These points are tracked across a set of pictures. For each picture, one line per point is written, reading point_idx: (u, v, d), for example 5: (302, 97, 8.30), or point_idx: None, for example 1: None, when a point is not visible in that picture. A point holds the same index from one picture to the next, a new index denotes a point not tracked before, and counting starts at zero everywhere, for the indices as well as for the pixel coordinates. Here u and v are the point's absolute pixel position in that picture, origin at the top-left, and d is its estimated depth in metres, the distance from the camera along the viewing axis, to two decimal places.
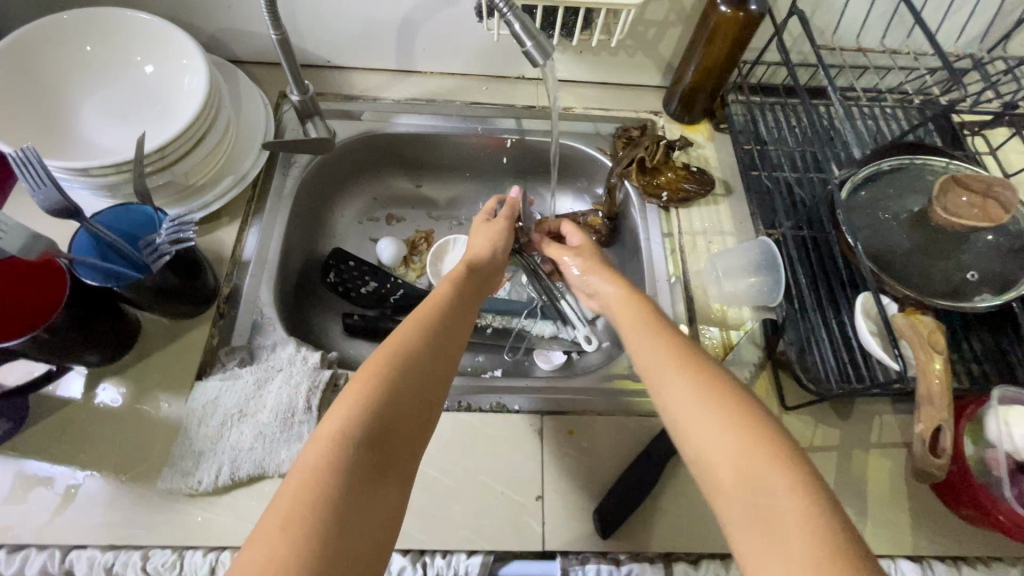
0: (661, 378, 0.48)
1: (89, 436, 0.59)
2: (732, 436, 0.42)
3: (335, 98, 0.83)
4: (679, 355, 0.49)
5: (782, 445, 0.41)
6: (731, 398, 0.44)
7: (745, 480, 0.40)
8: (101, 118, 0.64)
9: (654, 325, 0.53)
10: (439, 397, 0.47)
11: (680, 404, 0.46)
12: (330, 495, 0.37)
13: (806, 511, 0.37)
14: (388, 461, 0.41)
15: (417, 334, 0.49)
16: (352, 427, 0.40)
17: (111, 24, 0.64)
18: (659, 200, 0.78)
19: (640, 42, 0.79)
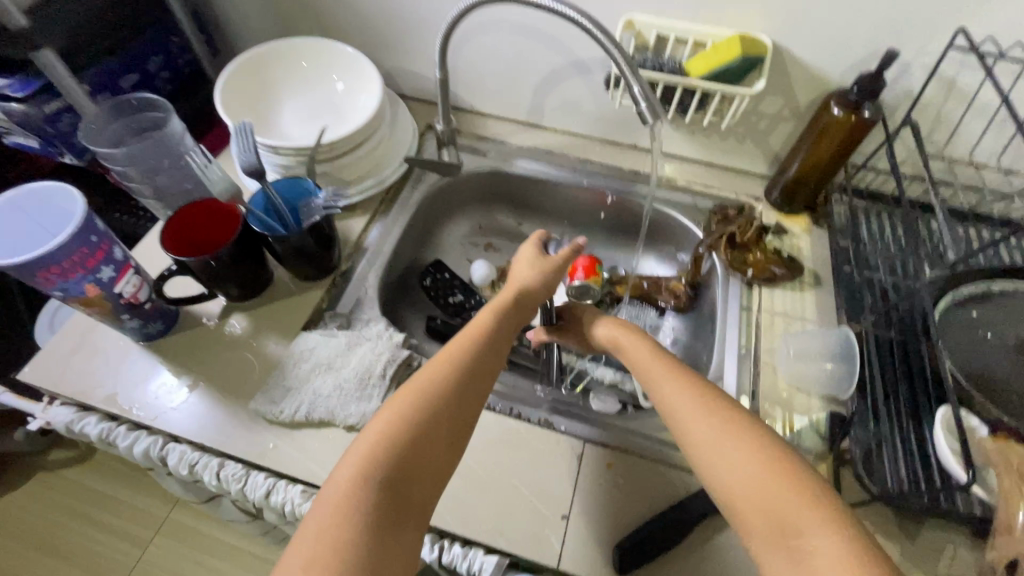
0: (687, 424, 0.50)
1: (211, 354, 0.71)
2: (760, 484, 0.44)
3: (470, 136, 0.97)
4: (699, 402, 0.51)
5: (812, 490, 0.43)
6: (761, 443, 0.46)
7: (778, 528, 0.42)
8: (293, 114, 0.82)
9: (676, 370, 0.55)
10: (459, 438, 0.51)
11: (705, 450, 0.48)
12: (348, 526, 0.42)
13: (836, 550, 0.39)
14: (407, 491, 0.46)
15: (438, 365, 0.54)
16: (369, 465, 0.45)
17: (323, 50, 0.82)
18: (743, 274, 0.80)
19: (751, 131, 0.85)
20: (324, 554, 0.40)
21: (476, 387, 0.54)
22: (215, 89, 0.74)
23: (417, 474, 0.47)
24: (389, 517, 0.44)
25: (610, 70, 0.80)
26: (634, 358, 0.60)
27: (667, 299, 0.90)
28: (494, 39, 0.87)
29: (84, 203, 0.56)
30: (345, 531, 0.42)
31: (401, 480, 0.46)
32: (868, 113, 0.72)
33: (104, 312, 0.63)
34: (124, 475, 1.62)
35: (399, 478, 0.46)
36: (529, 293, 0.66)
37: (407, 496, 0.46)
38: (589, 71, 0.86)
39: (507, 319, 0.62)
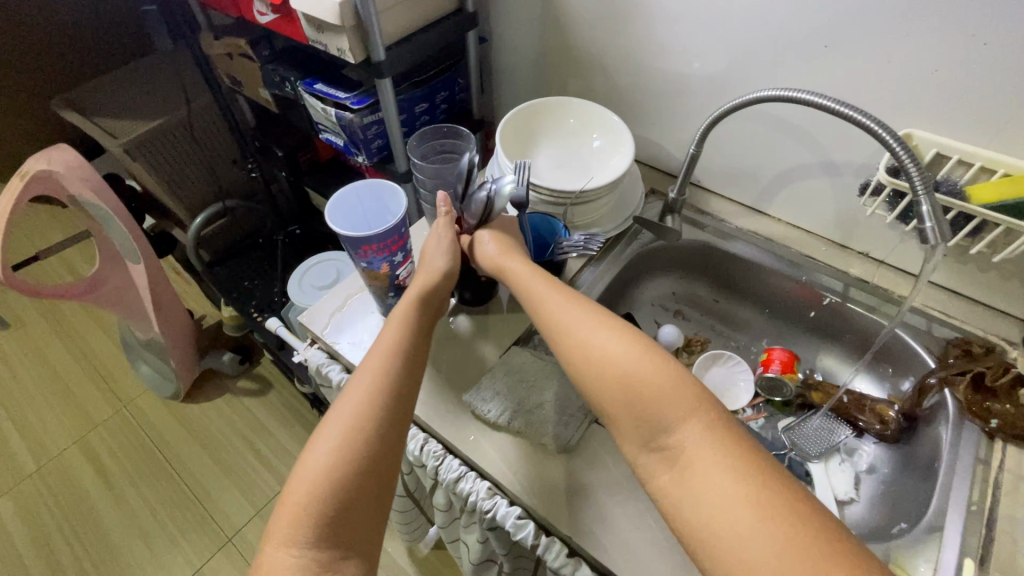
0: (559, 321, 0.59)
1: (439, 344, 0.82)
2: (646, 376, 0.51)
3: (690, 208, 1.02)
4: (581, 313, 0.58)
5: (686, 392, 0.50)
6: (632, 347, 0.54)
7: (649, 429, 0.49)
8: (549, 160, 0.93)
9: (555, 283, 0.64)
10: (373, 413, 0.57)
11: (574, 339, 0.56)
12: (331, 487, 0.53)
13: (699, 437, 0.47)
14: (362, 479, 0.55)
15: (363, 401, 0.58)
16: (331, 445, 0.55)
17: (591, 111, 0.94)
18: (985, 423, 0.71)
19: (1022, 270, 0.77)
20: (332, 511, 0.53)
21: (400, 391, 0.60)
22: (500, 131, 0.89)
23: (369, 457, 0.55)
24: (354, 480, 0.54)
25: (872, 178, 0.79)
26: (516, 276, 0.67)
27: (874, 424, 0.83)
28: (746, 127, 0.91)
29: (405, 203, 0.70)
30: (313, 496, 0.53)
31: (362, 456, 0.55)
32: None
33: (380, 286, 0.77)
34: (286, 419, 1.88)
35: (362, 460, 0.55)
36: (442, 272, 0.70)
37: (369, 473, 0.55)
38: (840, 174, 0.85)
39: (422, 332, 0.66)
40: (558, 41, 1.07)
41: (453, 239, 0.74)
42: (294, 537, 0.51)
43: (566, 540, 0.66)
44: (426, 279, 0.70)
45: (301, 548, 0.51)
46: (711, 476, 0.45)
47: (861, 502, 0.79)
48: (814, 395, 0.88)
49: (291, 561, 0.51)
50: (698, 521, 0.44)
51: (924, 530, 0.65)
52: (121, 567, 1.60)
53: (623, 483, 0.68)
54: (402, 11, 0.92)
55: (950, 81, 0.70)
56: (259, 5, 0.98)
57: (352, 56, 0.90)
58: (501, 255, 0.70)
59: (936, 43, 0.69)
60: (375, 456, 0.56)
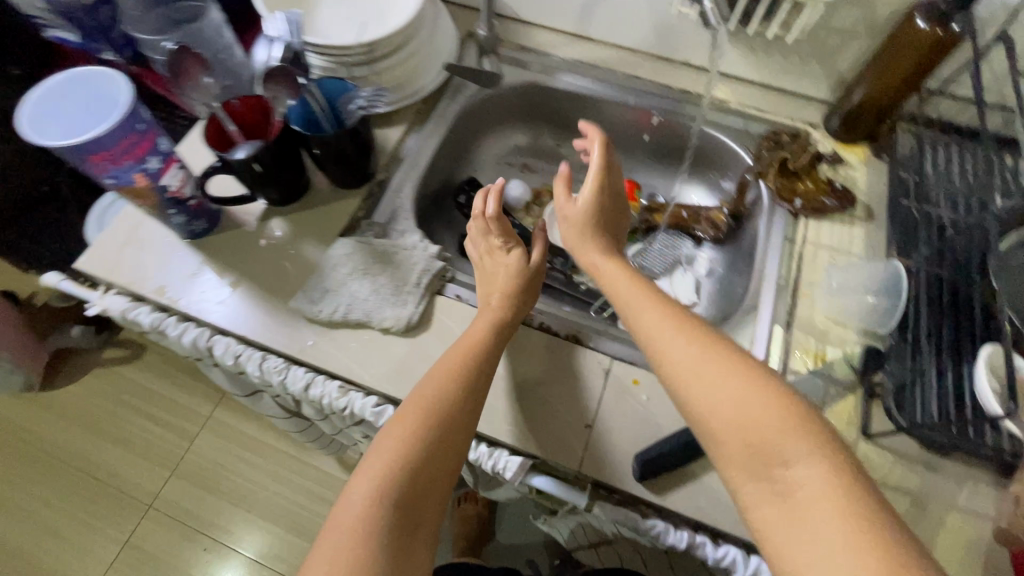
0: (658, 340, 0.52)
1: (255, 254, 0.73)
2: (755, 413, 0.45)
3: (511, 46, 0.93)
4: (704, 340, 0.50)
5: (799, 419, 0.44)
6: (751, 374, 0.47)
7: (761, 455, 0.43)
8: (329, 11, 0.78)
9: (655, 293, 0.57)
10: (456, 427, 0.56)
11: (684, 360, 0.49)
12: (411, 470, 0.51)
13: (816, 478, 0.41)
14: (436, 471, 0.53)
15: (440, 386, 0.57)
16: (410, 426, 0.54)
17: None
18: (791, 204, 0.77)
19: (819, 49, 0.79)
20: (410, 494, 0.51)
21: (473, 392, 0.58)
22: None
23: (443, 449, 0.54)
24: (429, 467, 0.52)
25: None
26: (610, 278, 0.62)
27: (706, 230, 0.87)
28: None
29: (130, 91, 0.57)
30: (392, 476, 0.51)
31: (435, 448, 0.54)
32: (956, 29, 0.66)
33: (152, 206, 0.66)
34: (171, 376, 1.74)
35: (435, 449, 0.54)
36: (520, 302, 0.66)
37: (444, 464, 0.54)
38: None
39: (501, 333, 0.64)
40: None
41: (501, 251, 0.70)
42: (373, 515, 0.48)
43: None
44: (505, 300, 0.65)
45: (376, 528, 0.48)
46: (818, 511, 0.39)
47: (702, 304, 0.85)
48: (654, 217, 0.90)
49: (362, 536, 0.47)
50: (797, 564, 0.39)
51: (743, 312, 0.72)
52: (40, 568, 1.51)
53: None
54: None
55: None
56: None
57: None
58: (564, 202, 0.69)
59: None
60: (450, 451, 0.54)
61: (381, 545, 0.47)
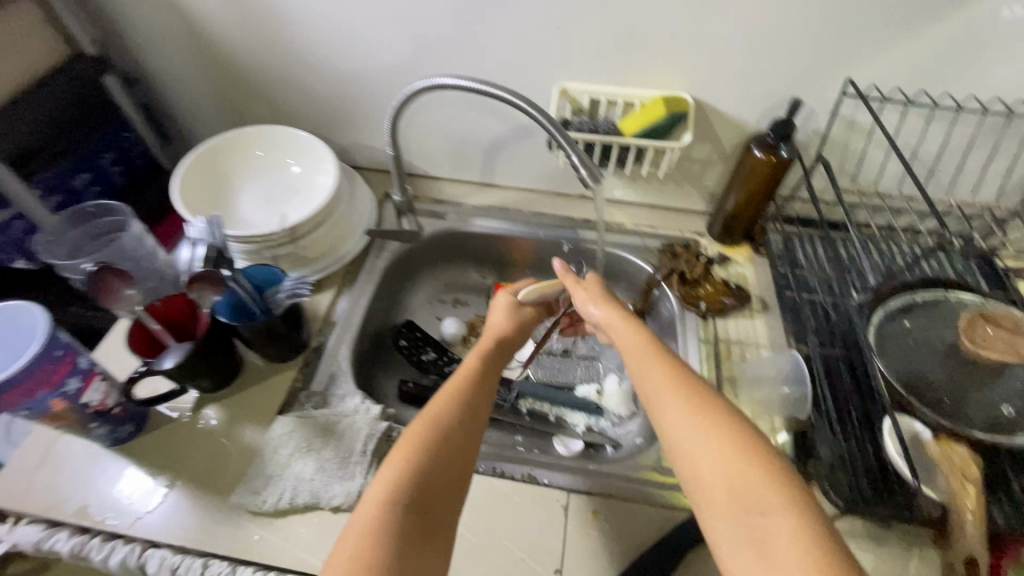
0: (658, 401, 0.53)
1: (189, 446, 0.70)
2: (716, 463, 0.47)
3: (427, 200, 1.02)
4: (696, 396, 0.52)
5: (781, 478, 0.45)
6: (733, 428, 0.49)
7: (742, 507, 0.45)
8: (248, 202, 0.83)
9: (656, 352, 0.56)
10: (456, 444, 0.54)
11: (672, 421, 0.51)
12: (416, 491, 0.50)
13: (787, 529, 0.43)
14: (443, 493, 0.51)
15: (443, 407, 0.56)
16: (406, 446, 0.52)
17: (275, 140, 0.86)
18: (698, 308, 0.85)
19: (687, 174, 0.93)
20: (422, 492, 0.50)
21: (472, 417, 0.57)
22: (176, 171, 0.77)
23: (447, 458, 0.53)
24: (428, 481, 0.51)
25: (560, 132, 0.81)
26: (615, 330, 0.62)
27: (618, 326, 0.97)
28: (443, 112, 0.92)
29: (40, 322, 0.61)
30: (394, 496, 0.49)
31: (438, 460, 0.52)
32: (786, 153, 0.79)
33: (72, 422, 0.63)
34: None
35: (436, 477, 0.51)
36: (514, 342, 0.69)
37: (444, 474, 0.52)
38: (532, 133, 0.92)
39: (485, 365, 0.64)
40: (220, 67, 0.94)
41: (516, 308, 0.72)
42: (377, 533, 0.46)
43: None
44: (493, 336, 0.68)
45: (385, 541, 0.46)
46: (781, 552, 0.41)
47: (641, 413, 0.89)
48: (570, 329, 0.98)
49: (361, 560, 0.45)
50: None
51: None
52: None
53: None
54: None
55: (572, 40, 0.78)
56: None
57: None
58: (588, 295, 0.66)
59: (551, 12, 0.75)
60: (456, 459, 0.53)
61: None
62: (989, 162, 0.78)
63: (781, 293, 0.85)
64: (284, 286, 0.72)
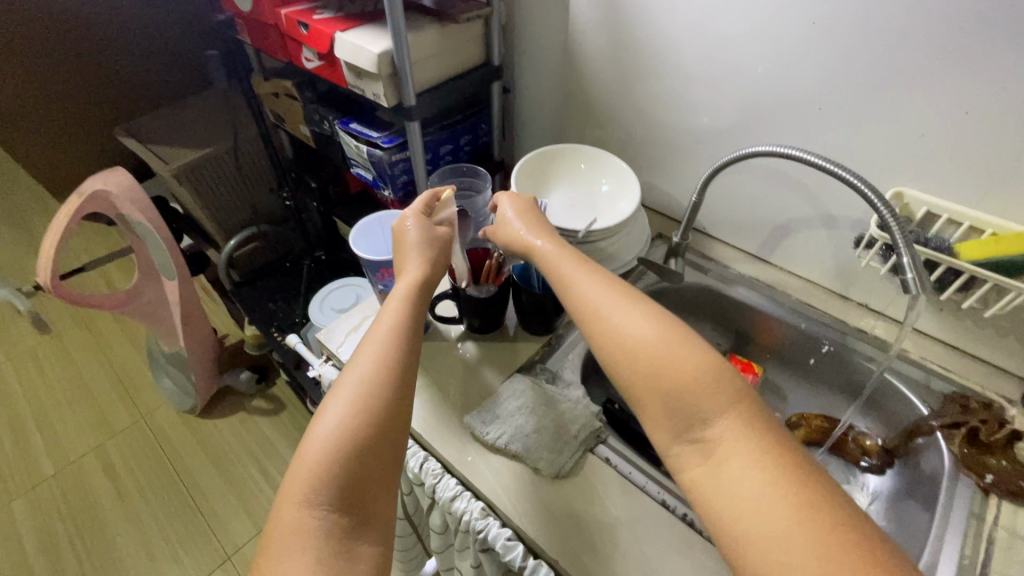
0: (595, 315, 0.56)
1: (447, 363, 0.87)
2: (678, 363, 0.50)
3: (695, 253, 1.07)
4: (622, 300, 0.56)
5: (722, 383, 0.48)
6: (670, 337, 0.51)
7: (689, 424, 0.48)
8: (560, 199, 1.00)
9: (584, 262, 0.63)
10: (396, 379, 0.58)
11: (614, 324, 0.54)
12: (356, 428, 0.54)
13: (730, 434, 0.46)
14: (365, 471, 0.54)
15: (370, 353, 0.59)
16: (348, 401, 0.55)
17: (600, 161, 1.01)
18: (980, 477, 0.71)
19: (1019, 329, 0.79)
20: (363, 445, 0.54)
21: (404, 349, 0.61)
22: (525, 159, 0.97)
23: (378, 410, 0.56)
24: (373, 435, 0.54)
25: (866, 232, 0.84)
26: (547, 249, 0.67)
27: (856, 455, 0.87)
28: (750, 181, 0.96)
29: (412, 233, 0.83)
30: (336, 446, 0.53)
31: (369, 416, 0.55)
32: None
33: None
34: (295, 438, 1.88)
35: (365, 437, 0.54)
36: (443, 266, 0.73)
37: (383, 413, 0.56)
38: (836, 226, 0.90)
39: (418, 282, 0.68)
40: (574, 95, 1.14)
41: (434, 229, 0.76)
42: (314, 490, 0.51)
43: (552, 564, 0.67)
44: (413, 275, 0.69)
45: (327, 514, 0.51)
46: (744, 468, 0.44)
47: None
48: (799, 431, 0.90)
49: (303, 516, 0.51)
50: (741, 540, 0.41)
51: None
52: (116, 567, 1.59)
53: (611, 509, 0.69)
54: (431, 64, 1.02)
55: (931, 149, 0.75)
56: (307, 53, 1.09)
57: (386, 100, 1.00)
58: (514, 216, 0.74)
59: (918, 118, 0.74)
60: (394, 406, 0.57)
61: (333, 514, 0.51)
62: None
63: None
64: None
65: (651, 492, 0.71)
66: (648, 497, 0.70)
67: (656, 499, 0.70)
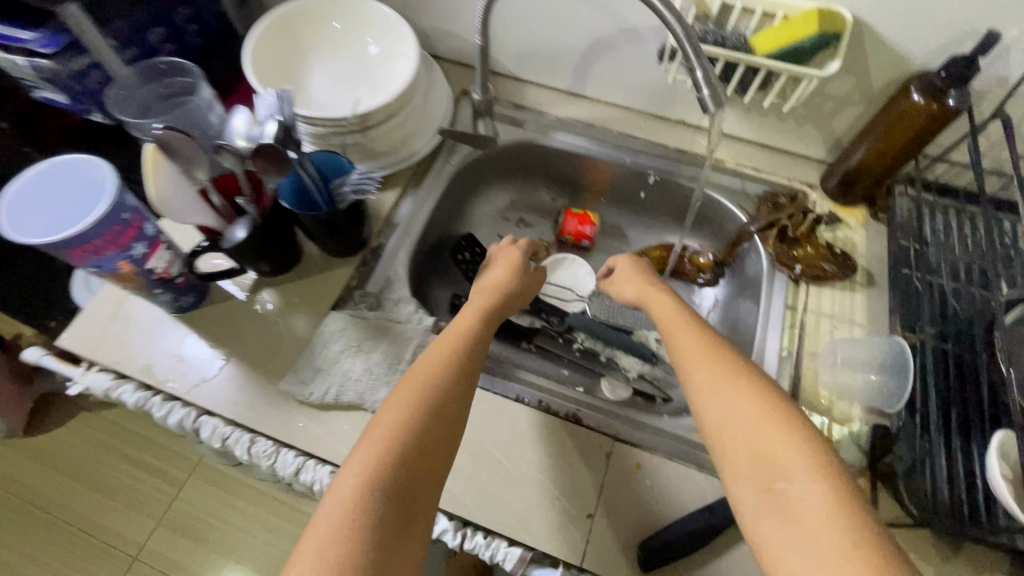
0: (691, 365, 0.52)
1: (245, 325, 0.71)
2: (745, 411, 0.46)
3: (506, 104, 0.92)
4: (736, 379, 0.49)
5: (809, 439, 0.44)
6: (764, 395, 0.47)
7: (762, 469, 0.43)
8: (322, 78, 0.77)
9: (683, 325, 0.57)
10: (454, 414, 0.52)
11: (708, 380, 0.50)
12: (423, 433, 0.49)
13: (817, 495, 0.40)
14: (407, 492, 0.45)
15: (432, 362, 0.55)
16: (406, 399, 0.50)
17: (358, 12, 0.77)
18: (791, 271, 0.76)
19: (814, 114, 0.78)
20: (416, 463, 0.47)
21: (472, 367, 0.56)
22: (250, 32, 0.70)
23: (438, 434, 0.49)
24: (422, 448, 0.48)
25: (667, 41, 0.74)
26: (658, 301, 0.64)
27: (693, 275, 0.88)
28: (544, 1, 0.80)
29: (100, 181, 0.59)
30: (387, 455, 0.46)
31: (428, 440, 0.49)
32: (956, 102, 0.64)
33: (137, 286, 0.64)
34: None
35: (412, 451, 0.47)
36: (507, 286, 0.69)
37: (435, 440, 0.49)
38: (640, 40, 0.79)
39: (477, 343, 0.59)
40: None
41: (513, 271, 0.72)
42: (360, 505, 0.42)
43: None
44: (482, 300, 0.66)
45: (368, 510, 0.43)
46: (817, 517, 0.39)
47: None
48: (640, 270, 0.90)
49: (359, 500, 0.43)
50: None
51: None
52: None
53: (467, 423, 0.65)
54: None
55: None
56: None
57: None
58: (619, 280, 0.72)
59: None
60: (440, 428, 0.49)
61: (389, 510, 0.43)
62: None
63: (895, 269, 0.73)
64: (350, 178, 0.67)
65: (503, 392, 0.68)
66: (502, 398, 0.67)
67: (511, 396, 0.67)
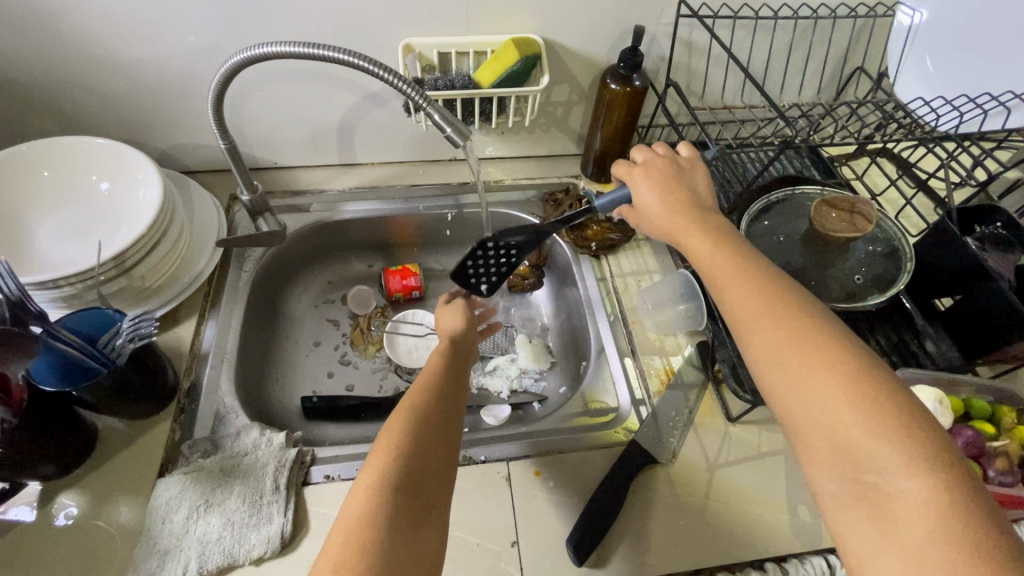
0: (747, 330, 0.45)
1: (44, 548, 0.57)
2: (816, 388, 0.39)
3: (283, 195, 0.90)
4: (805, 350, 0.41)
5: (896, 429, 0.36)
6: (834, 365, 0.40)
7: (844, 460, 0.37)
8: (53, 236, 0.67)
9: (730, 269, 0.49)
10: (451, 436, 0.49)
11: (760, 346, 0.43)
12: (422, 450, 0.45)
13: (915, 489, 0.35)
14: (418, 501, 0.43)
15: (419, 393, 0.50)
16: (399, 423, 0.47)
17: (70, 154, 0.69)
18: (590, 250, 0.86)
19: (553, 120, 0.92)
20: (418, 478, 0.44)
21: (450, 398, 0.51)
22: None
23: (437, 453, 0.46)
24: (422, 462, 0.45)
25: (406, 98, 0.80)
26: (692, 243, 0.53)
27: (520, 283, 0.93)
28: (278, 90, 0.81)
29: None
30: (392, 469, 0.43)
31: (430, 463, 0.45)
32: (640, 82, 0.81)
33: None
34: None
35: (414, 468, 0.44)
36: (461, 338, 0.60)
37: (436, 458, 0.46)
38: (385, 101, 0.84)
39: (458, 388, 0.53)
40: None
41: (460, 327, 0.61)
42: (371, 518, 0.40)
43: None
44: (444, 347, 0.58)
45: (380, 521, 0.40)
46: (904, 510, 0.34)
47: (559, 359, 0.89)
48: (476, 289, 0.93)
49: (372, 515, 0.40)
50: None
51: (596, 360, 0.77)
52: None
53: None
54: None
55: None
56: None
57: None
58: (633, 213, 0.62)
59: None
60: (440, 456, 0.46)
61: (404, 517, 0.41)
62: (802, 63, 0.86)
63: None
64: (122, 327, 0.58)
65: None
66: None
67: None
